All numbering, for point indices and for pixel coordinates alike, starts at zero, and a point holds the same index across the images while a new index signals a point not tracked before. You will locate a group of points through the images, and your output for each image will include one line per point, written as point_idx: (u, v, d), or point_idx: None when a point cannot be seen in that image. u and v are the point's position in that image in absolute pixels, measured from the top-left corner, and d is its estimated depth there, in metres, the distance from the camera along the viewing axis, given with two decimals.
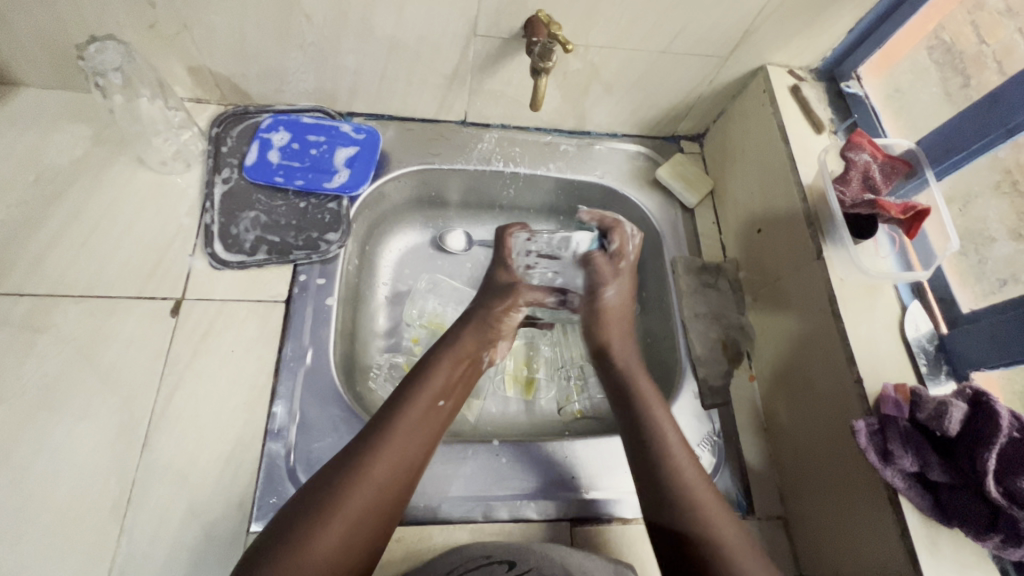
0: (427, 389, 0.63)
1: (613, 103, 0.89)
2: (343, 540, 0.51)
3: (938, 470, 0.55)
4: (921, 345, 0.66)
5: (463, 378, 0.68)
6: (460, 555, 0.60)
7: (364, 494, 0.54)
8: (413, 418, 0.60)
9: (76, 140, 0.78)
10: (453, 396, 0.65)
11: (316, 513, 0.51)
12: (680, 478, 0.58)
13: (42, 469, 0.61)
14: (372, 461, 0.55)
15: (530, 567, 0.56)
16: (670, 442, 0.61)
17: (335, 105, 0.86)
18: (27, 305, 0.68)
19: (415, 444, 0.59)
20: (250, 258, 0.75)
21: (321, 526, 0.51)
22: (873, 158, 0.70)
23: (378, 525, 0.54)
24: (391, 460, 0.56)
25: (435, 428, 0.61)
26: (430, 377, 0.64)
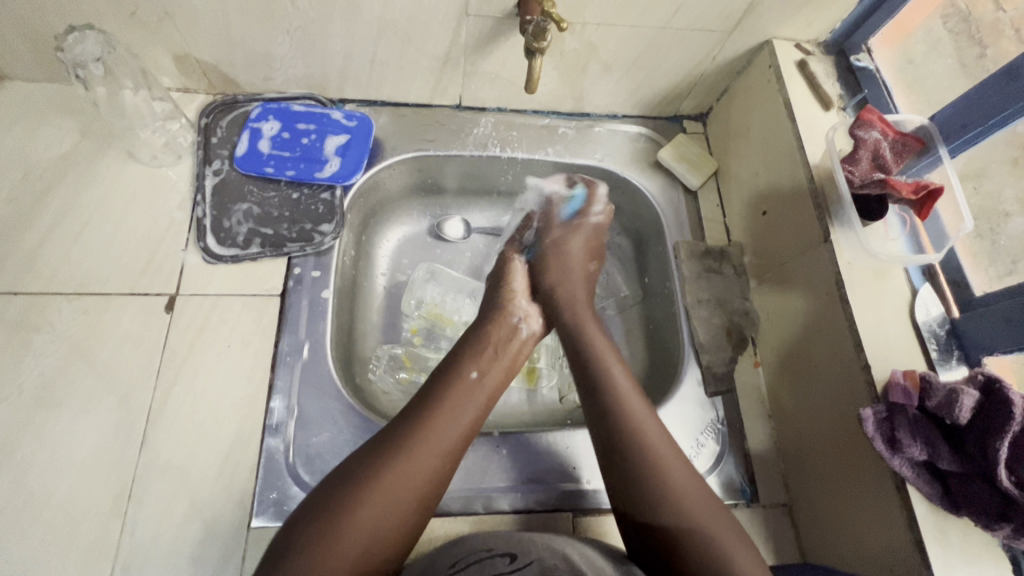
0: (462, 364, 0.63)
1: (613, 82, 0.86)
2: (382, 520, 0.50)
3: (948, 459, 0.54)
4: (931, 329, 0.63)
5: (502, 355, 0.66)
6: (460, 549, 0.59)
7: (404, 467, 0.53)
8: (451, 397, 0.59)
9: (64, 134, 0.77)
10: (491, 370, 0.64)
11: (350, 493, 0.50)
12: (643, 447, 0.57)
13: (43, 466, 0.61)
14: (413, 436, 0.55)
15: (532, 558, 0.55)
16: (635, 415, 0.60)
17: (326, 92, 0.84)
18: (21, 303, 0.67)
19: (459, 421, 0.58)
20: (243, 251, 0.74)
21: (359, 503, 0.50)
22: (884, 136, 0.67)
23: (419, 507, 0.53)
24: (436, 437, 0.55)
25: (474, 403, 0.60)
26: (467, 353, 0.64)
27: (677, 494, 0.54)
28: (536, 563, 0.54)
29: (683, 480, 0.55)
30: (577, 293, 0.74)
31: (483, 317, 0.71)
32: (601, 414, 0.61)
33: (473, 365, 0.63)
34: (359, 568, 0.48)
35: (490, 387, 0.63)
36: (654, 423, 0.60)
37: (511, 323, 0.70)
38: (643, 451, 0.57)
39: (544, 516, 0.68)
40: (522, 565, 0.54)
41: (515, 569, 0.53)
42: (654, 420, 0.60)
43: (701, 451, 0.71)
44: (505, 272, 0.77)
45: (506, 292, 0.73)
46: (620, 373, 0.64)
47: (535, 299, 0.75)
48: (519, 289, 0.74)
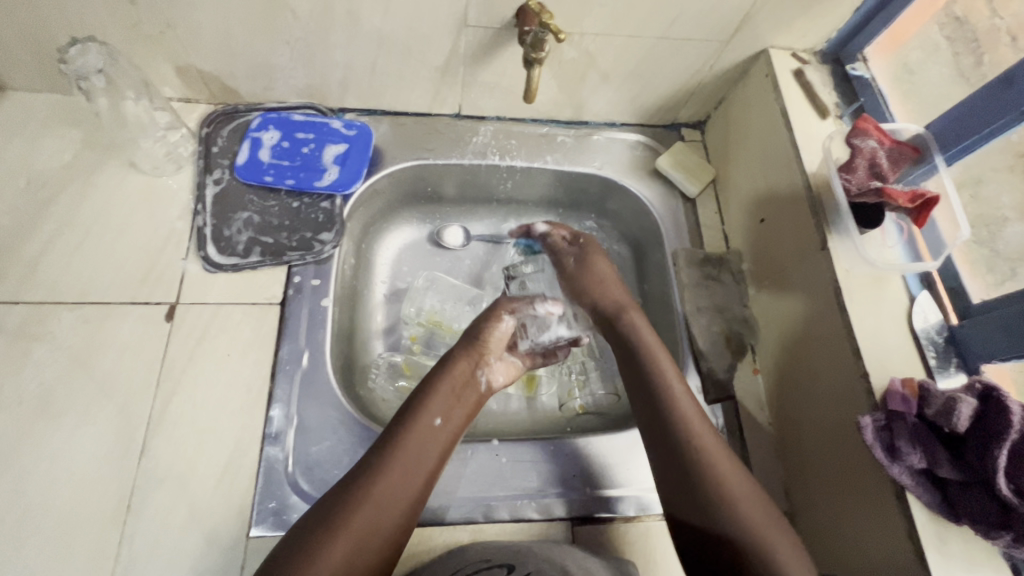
0: (425, 408, 0.61)
1: (611, 91, 0.86)
2: (347, 562, 0.50)
3: (947, 467, 0.54)
4: (929, 335, 0.64)
5: (465, 399, 0.65)
6: (466, 556, 0.60)
7: (367, 515, 0.52)
8: (411, 441, 0.58)
9: (67, 144, 0.77)
10: (453, 417, 0.63)
11: (319, 535, 0.50)
12: (714, 469, 0.57)
13: (41, 476, 0.61)
14: (374, 483, 0.54)
15: (529, 570, 0.55)
16: (715, 454, 0.58)
17: (327, 101, 0.85)
18: (22, 312, 0.68)
19: (417, 471, 0.57)
20: (243, 260, 0.74)
21: (322, 551, 0.49)
22: (880, 145, 0.67)
23: (388, 549, 0.53)
24: (397, 488, 0.55)
25: (435, 450, 0.59)
26: (428, 397, 0.63)
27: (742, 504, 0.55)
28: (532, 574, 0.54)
29: (741, 481, 0.56)
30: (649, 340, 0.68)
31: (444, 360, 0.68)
32: (665, 456, 0.59)
33: (435, 412, 0.61)
34: None
35: (450, 434, 0.62)
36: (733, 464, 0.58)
37: (473, 366, 0.67)
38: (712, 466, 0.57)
39: (545, 525, 0.68)
40: None
41: None
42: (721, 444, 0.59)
43: None
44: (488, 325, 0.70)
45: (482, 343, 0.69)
46: (654, 346, 0.67)
47: (502, 357, 0.72)
48: (495, 346, 0.69)
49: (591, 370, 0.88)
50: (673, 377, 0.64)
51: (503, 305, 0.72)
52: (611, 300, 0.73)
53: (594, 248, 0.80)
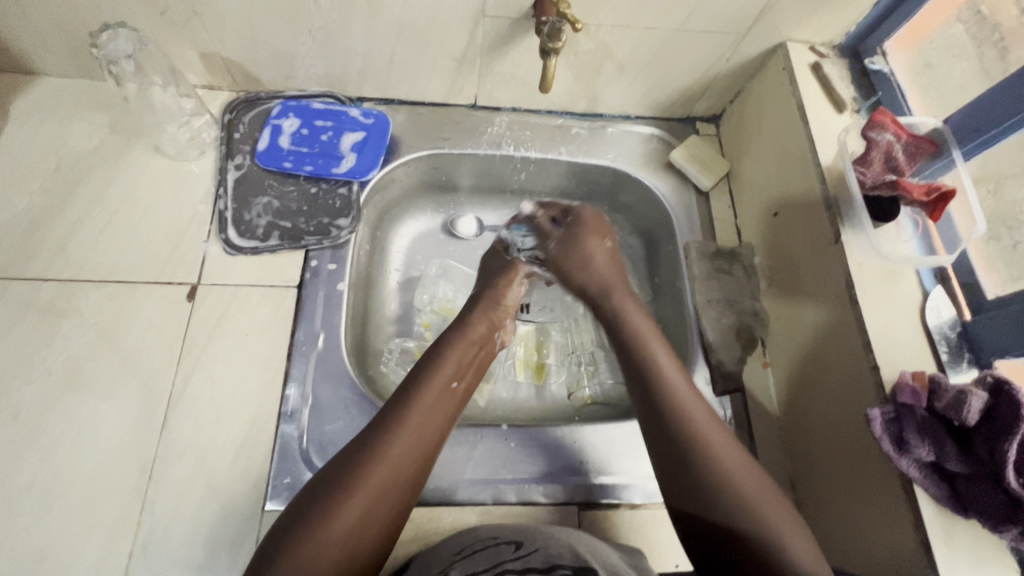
0: (440, 371, 0.63)
1: (627, 83, 0.87)
2: (364, 516, 0.51)
3: (955, 460, 0.54)
4: (943, 332, 0.63)
5: (477, 361, 0.67)
6: (471, 534, 0.61)
7: (382, 473, 0.54)
8: (425, 402, 0.59)
9: (95, 129, 0.80)
10: (466, 377, 0.65)
11: (336, 490, 0.52)
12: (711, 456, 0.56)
13: (68, 445, 0.64)
14: (390, 441, 0.55)
15: (539, 545, 0.57)
16: (714, 442, 0.57)
17: (345, 90, 0.86)
18: (51, 289, 0.70)
19: (431, 429, 0.58)
20: (263, 244, 0.76)
21: (339, 509, 0.51)
22: (897, 138, 0.66)
23: (400, 507, 0.54)
24: (410, 444, 0.56)
25: (448, 411, 0.61)
26: (442, 360, 0.64)
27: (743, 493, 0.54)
28: (541, 550, 0.57)
29: (737, 464, 0.55)
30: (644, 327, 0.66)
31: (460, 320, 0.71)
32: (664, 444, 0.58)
33: (451, 374, 0.63)
34: (343, 563, 0.50)
35: (462, 396, 0.64)
36: (736, 455, 0.56)
37: (490, 327, 0.71)
38: (706, 452, 0.56)
39: (552, 508, 0.69)
40: (528, 554, 0.56)
41: (521, 557, 0.56)
42: (724, 432, 0.58)
43: None
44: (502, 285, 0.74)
45: (502, 309, 0.73)
46: (646, 330, 0.66)
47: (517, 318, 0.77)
48: (509, 311, 0.74)
49: (600, 361, 0.89)
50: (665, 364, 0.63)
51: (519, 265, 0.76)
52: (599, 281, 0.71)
53: (589, 222, 0.75)
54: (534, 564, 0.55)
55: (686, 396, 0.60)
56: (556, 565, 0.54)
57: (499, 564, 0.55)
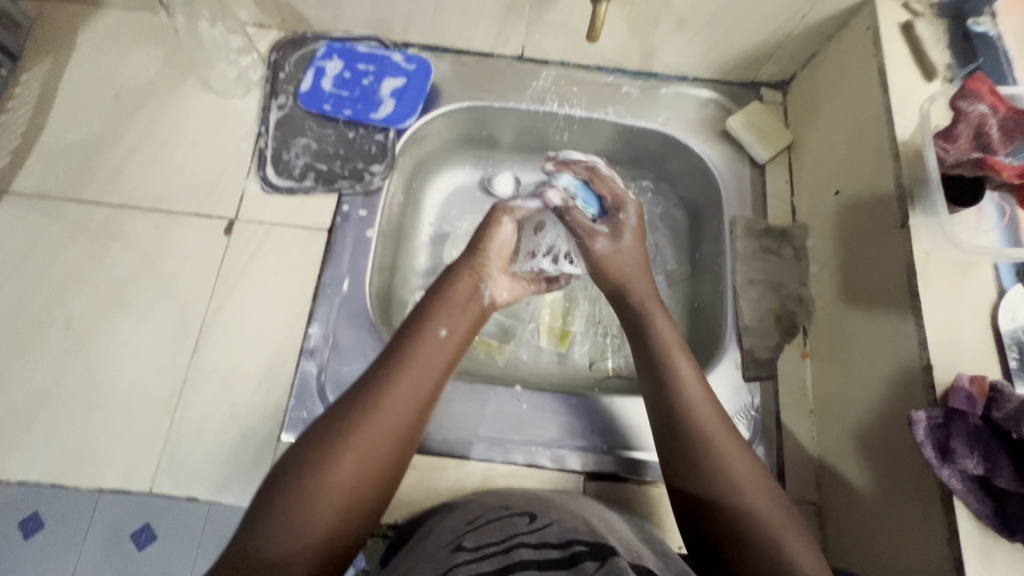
0: (429, 322, 0.60)
1: (686, 39, 0.80)
2: (360, 471, 0.50)
3: (1008, 477, 0.48)
4: (1015, 337, 0.55)
5: (471, 313, 0.63)
6: (483, 505, 0.60)
7: (372, 429, 0.51)
8: (418, 354, 0.57)
9: (152, 61, 0.82)
10: (460, 329, 0.61)
11: (324, 448, 0.50)
12: (718, 466, 0.52)
13: (111, 359, 0.68)
14: (384, 395, 0.53)
15: (551, 519, 0.55)
16: (723, 451, 0.53)
17: (390, 34, 0.85)
18: (105, 213, 0.74)
19: (423, 385, 0.55)
20: (298, 185, 0.77)
21: (331, 467, 0.49)
22: (993, 111, 0.56)
23: (395, 459, 0.52)
24: (400, 397, 0.54)
25: (442, 362, 0.58)
26: (434, 310, 0.61)
27: (752, 513, 0.50)
28: (556, 523, 0.54)
29: (745, 475, 0.52)
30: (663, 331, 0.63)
31: (448, 272, 0.65)
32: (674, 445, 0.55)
33: (440, 325, 0.60)
34: (342, 517, 0.48)
35: (457, 346, 0.60)
36: (747, 474, 0.52)
37: (474, 284, 0.64)
38: (714, 462, 0.53)
39: (557, 475, 0.68)
40: (542, 527, 0.54)
41: (535, 530, 0.54)
42: (735, 445, 0.54)
43: None
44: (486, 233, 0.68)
45: (483, 252, 0.66)
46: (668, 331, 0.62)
47: (506, 271, 0.68)
48: (497, 255, 0.67)
49: (627, 334, 0.86)
50: (681, 357, 0.60)
51: (507, 208, 0.69)
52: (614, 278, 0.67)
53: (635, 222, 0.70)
54: (548, 538, 0.52)
55: (695, 396, 0.57)
56: (569, 540, 0.52)
57: (513, 536, 0.53)
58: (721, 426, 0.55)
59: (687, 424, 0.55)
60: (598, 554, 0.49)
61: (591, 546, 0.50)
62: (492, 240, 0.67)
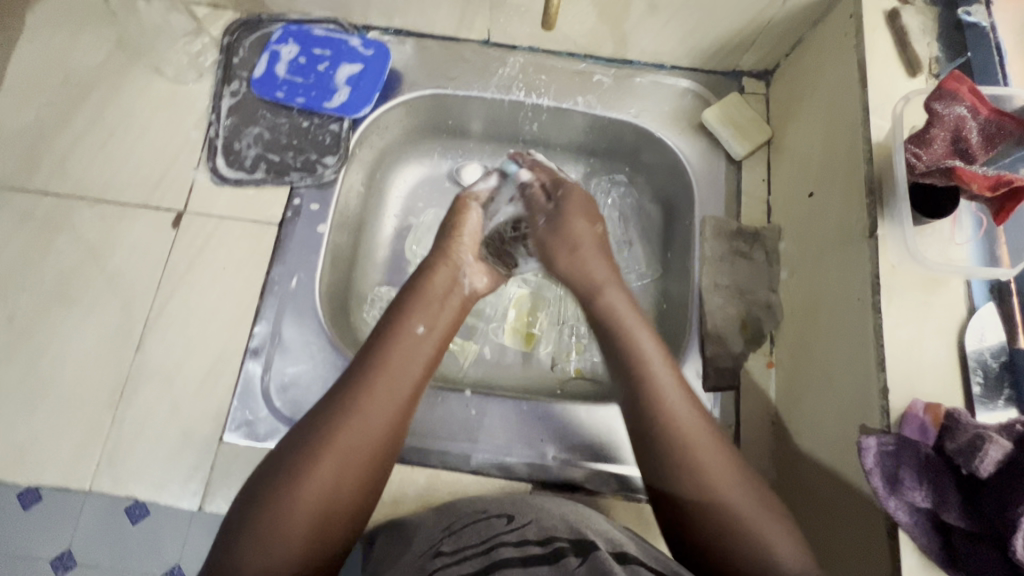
0: (407, 317, 0.59)
1: (659, 25, 0.75)
2: (339, 475, 0.51)
3: (957, 513, 0.45)
4: (980, 359, 0.51)
5: (452, 308, 0.63)
6: (452, 513, 0.58)
7: (350, 432, 0.52)
8: (396, 353, 0.57)
9: (101, 44, 0.79)
10: (440, 322, 0.61)
11: (302, 455, 0.50)
12: (696, 463, 0.51)
13: (54, 353, 0.67)
14: (362, 398, 0.53)
15: (529, 518, 0.54)
16: (699, 443, 0.52)
17: (350, 17, 0.80)
18: (51, 203, 0.72)
19: (401, 387, 0.55)
20: (248, 176, 0.74)
21: (307, 476, 0.50)
22: (972, 112, 0.51)
23: (377, 458, 0.53)
24: (377, 398, 0.54)
25: (423, 358, 0.58)
26: (411, 305, 0.60)
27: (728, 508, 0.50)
28: (535, 522, 0.53)
29: (719, 470, 0.51)
30: (624, 316, 0.60)
31: (424, 267, 0.65)
32: (645, 441, 0.54)
33: (419, 319, 0.59)
34: (321, 522, 0.49)
35: (439, 339, 0.60)
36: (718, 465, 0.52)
37: (452, 274, 0.64)
38: (687, 457, 0.52)
39: (505, 482, 0.67)
40: (518, 527, 0.53)
41: (512, 530, 0.52)
42: (710, 432, 0.53)
43: None
44: (454, 221, 0.67)
45: (453, 239, 0.66)
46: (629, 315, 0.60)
47: (482, 257, 0.68)
48: (468, 243, 0.66)
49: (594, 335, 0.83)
50: (657, 355, 0.57)
51: (471, 194, 0.69)
52: (585, 271, 0.63)
53: (573, 202, 0.67)
54: (528, 536, 0.51)
55: (667, 386, 0.55)
56: (552, 537, 0.51)
57: (492, 537, 0.52)
58: (695, 414, 0.54)
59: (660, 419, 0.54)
60: (581, 551, 0.48)
61: (574, 543, 0.50)
62: (462, 227, 0.67)
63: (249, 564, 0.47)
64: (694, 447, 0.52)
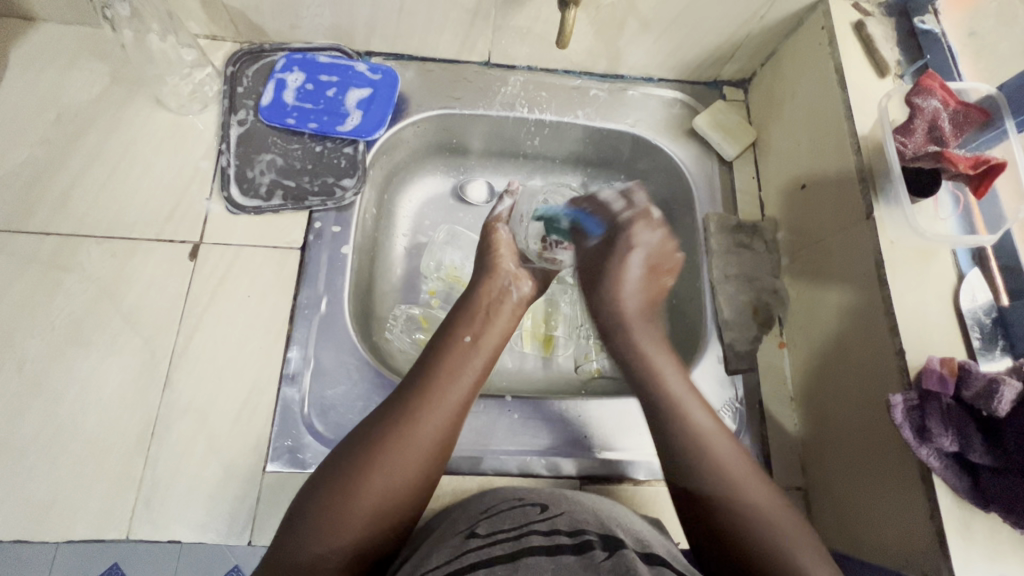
0: (455, 330, 0.63)
1: (651, 41, 0.81)
2: (392, 477, 0.51)
3: (981, 451, 0.51)
4: (976, 317, 0.59)
5: (490, 315, 0.66)
6: (495, 496, 0.60)
7: (404, 434, 0.53)
8: (445, 361, 0.60)
9: (95, 79, 0.77)
10: (485, 333, 0.64)
11: (358, 453, 0.52)
12: (709, 459, 0.55)
13: (73, 400, 0.64)
14: (418, 401, 0.56)
15: (563, 509, 0.55)
16: (705, 436, 0.57)
17: (353, 44, 0.82)
18: (55, 244, 0.69)
19: (452, 393, 0.57)
20: (266, 203, 0.74)
21: (362, 477, 0.51)
22: (944, 105, 0.61)
23: (427, 464, 0.54)
24: (430, 403, 0.56)
25: (472, 366, 0.61)
26: (460, 319, 0.65)
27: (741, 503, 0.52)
28: (566, 513, 0.54)
29: (733, 465, 0.55)
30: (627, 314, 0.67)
31: (472, 284, 0.70)
32: (668, 441, 0.57)
33: (465, 331, 0.63)
34: (373, 523, 0.50)
35: (488, 348, 0.64)
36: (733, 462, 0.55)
37: (499, 286, 0.69)
38: (698, 452, 0.55)
39: (553, 481, 0.68)
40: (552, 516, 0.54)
41: (546, 518, 0.54)
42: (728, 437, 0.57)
43: None
44: (489, 239, 0.74)
45: (494, 254, 0.72)
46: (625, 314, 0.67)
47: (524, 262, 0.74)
48: (507, 253, 0.73)
49: None
50: (665, 362, 0.63)
51: (497, 216, 0.76)
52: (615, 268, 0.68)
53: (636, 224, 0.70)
54: (558, 525, 0.52)
55: (678, 387, 0.60)
56: (581, 529, 0.51)
57: (526, 524, 0.53)
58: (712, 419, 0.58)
59: (676, 415, 0.58)
60: (609, 544, 0.49)
61: (603, 537, 0.50)
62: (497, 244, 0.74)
63: (307, 553, 0.47)
64: (708, 443, 0.56)
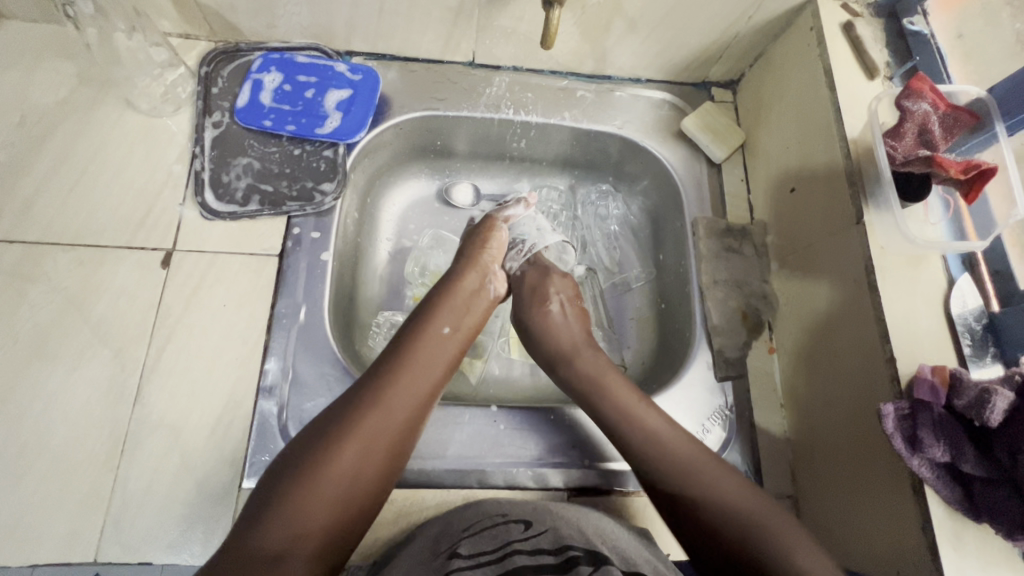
0: (432, 318, 0.62)
1: (638, 42, 0.80)
2: (360, 464, 0.50)
3: (973, 463, 0.50)
4: (966, 323, 0.58)
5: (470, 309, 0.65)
6: (478, 511, 0.57)
7: (374, 420, 0.52)
8: (420, 350, 0.59)
9: (62, 80, 0.74)
10: (462, 325, 0.64)
11: (327, 436, 0.50)
12: (674, 465, 0.56)
13: (38, 417, 0.61)
14: (390, 387, 0.54)
15: (547, 526, 0.54)
16: (662, 441, 0.57)
17: (333, 43, 0.80)
18: (18, 252, 0.66)
19: (424, 384, 0.56)
20: (241, 209, 0.71)
21: (330, 461, 0.49)
22: (934, 108, 0.60)
23: (395, 453, 0.53)
24: (402, 390, 0.55)
25: (444, 358, 0.60)
26: (438, 309, 0.63)
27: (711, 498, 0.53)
28: (551, 529, 0.53)
29: (702, 464, 0.55)
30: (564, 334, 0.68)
31: (450, 274, 0.68)
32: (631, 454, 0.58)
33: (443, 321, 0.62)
34: (337, 510, 0.48)
35: (462, 339, 0.63)
36: (700, 461, 0.56)
37: (479, 281, 0.68)
38: (663, 455, 0.56)
39: (540, 492, 0.67)
40: (536, 535, 0.53)
41: (529, 538, 0.52)
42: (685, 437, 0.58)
43: (707, 436, 0.70)
44: (486, 233, 0.72)
45: (484, 250, 0.71)
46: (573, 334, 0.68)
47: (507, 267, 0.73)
48: (495, 253, 0.71)
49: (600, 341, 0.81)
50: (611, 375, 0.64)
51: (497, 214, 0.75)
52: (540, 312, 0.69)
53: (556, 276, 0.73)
54: (542, 544, 0.52)
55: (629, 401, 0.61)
56: (565, 544, 0.52)
57: (507, 544, 0.52)
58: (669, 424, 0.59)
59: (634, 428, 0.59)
60: (595, 559, 0.49)
61: (589, 552, 0.50)
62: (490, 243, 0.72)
63: (269, 540, 0.45)
64: (671, 448, 0.56)
